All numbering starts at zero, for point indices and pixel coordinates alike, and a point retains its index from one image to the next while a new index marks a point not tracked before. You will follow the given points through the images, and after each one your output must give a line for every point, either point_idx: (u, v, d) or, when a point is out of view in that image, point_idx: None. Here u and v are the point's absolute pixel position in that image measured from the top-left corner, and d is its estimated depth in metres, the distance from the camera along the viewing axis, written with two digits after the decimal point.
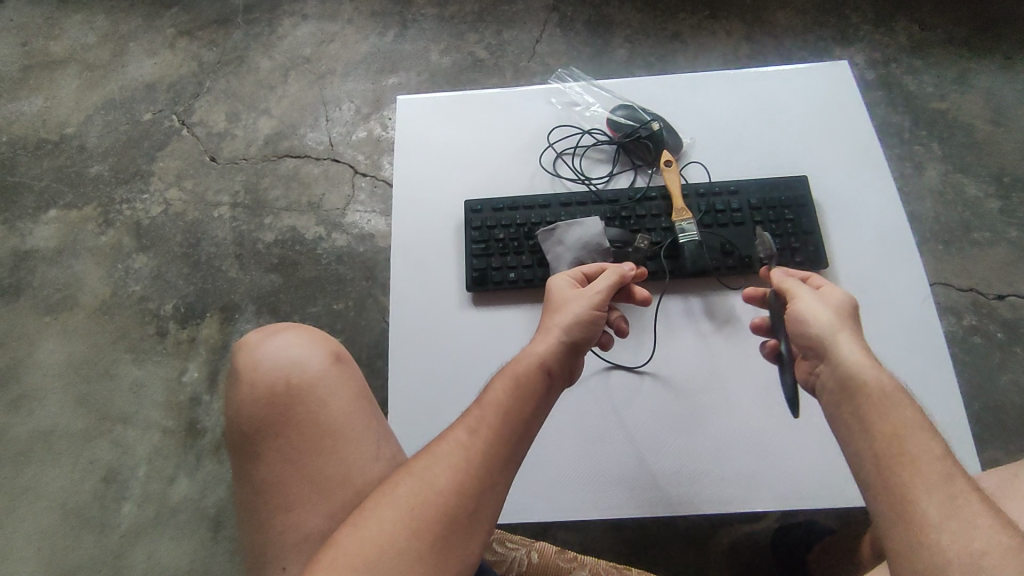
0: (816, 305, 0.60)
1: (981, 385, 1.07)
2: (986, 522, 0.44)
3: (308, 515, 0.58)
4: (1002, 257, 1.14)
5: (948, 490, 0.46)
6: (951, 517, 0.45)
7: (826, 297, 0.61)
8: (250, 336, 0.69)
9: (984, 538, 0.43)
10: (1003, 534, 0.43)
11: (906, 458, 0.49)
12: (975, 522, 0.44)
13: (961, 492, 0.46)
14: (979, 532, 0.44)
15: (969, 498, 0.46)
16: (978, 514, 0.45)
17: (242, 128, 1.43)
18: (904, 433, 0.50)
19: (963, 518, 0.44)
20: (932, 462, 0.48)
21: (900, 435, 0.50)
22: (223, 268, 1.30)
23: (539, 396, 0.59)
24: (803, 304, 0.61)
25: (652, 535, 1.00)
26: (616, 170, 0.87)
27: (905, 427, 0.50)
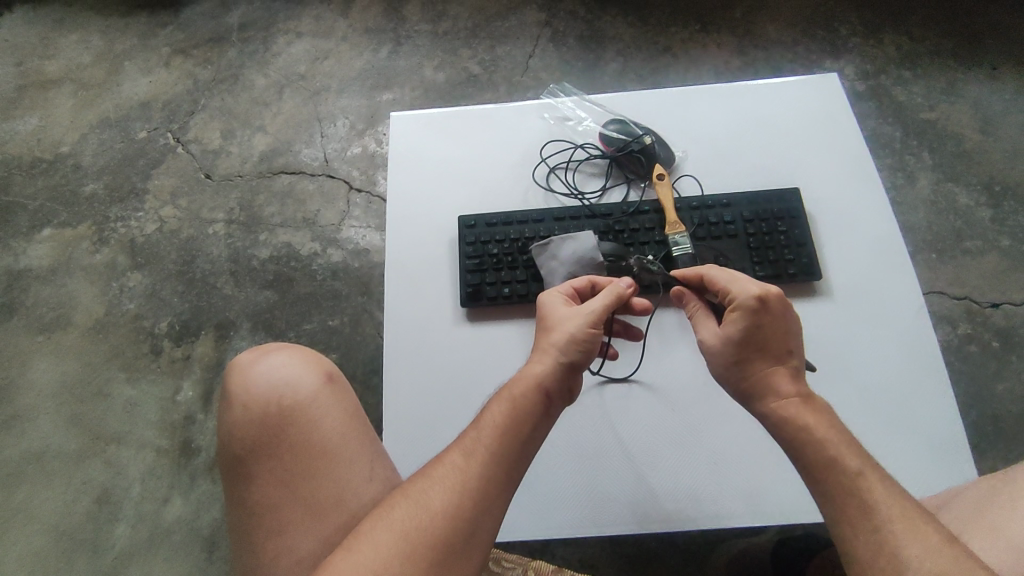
0: (713, 352, 0.62)
1: (978, 393, 1.07)
2: (917, 550, 0.47)
3: (302, 539, 0.58)
4: (994, 266, 1.14)
5: (874, 527, 0.49)
6: (886, 562, 0.47)
7: (723, 332, 0.61)
8: (243, 356, 0.68)
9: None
10: (934, 561, 0.46)
11: (834, 501, 0.51)
12: (908, 557, 0.46)
13: (889, 522, 0.48)
14: (911, 568, 0.46)
15: (898, 527, 0.48)
16: (907, 544, 0.47)
17: (236, 145, 1.43)
18: (825, 472, 0.52)
19: (895, 557, 0.47)
20: (852, 496, 0.50)
21: (824, 477, 0.52)
22: (217, 285, 1.29)
23: (535, 417, 0.58)
24: (707, 353, 0.63)
25: (650, 552, 0.99)
26: (609, 184, 0.87)
27: (827, 464, 0.52)
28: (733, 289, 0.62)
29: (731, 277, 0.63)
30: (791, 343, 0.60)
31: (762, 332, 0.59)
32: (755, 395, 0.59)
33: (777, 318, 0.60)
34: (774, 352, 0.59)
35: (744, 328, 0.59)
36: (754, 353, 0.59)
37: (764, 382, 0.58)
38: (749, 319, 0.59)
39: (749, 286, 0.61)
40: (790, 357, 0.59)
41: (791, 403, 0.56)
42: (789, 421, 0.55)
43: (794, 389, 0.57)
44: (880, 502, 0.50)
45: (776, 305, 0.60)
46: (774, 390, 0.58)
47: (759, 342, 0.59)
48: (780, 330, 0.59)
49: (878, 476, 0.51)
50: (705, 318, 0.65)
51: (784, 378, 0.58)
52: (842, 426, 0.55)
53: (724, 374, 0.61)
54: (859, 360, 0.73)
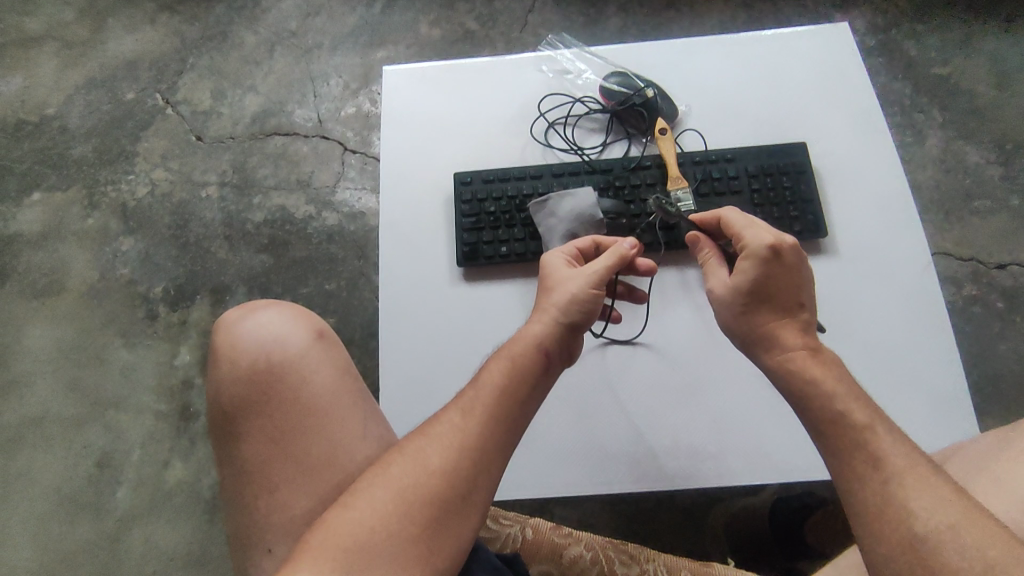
0: (721, 301, 0.60)
1: (980, 354, 1.07)
2: (925, 502, 0.45)
3: (295, 497, 0.57)
4: (1003, 226, 1.12)
5: (882, 480, 0.47)
6: (892, 514, 0.46)
7: (733, 281, 0.60)
8: (231, 314, 0.67)
9: (925, 528, 0.44)
10: (942, 512, 0.45)
11: (841, 457, 0.50)
12: (914, 510, 0.45)
13: (898, 475, 0.47)
14: (919, 519, 0.45)
15: (906, 480, 0.47)
16: (915, 498, 0.46)
17: (227, 106, 1.39)
18: (831, 426, 0.51)
19: (901, 510, 0.46)
20: (859, 449, 0.49)
21: (832, 433, 0.51)
22: (212, 249, 1.27)
23: (534, 376, 0.57)
24: (715, 301, 0.61)
25: (648, 510, 1.00)
26: (609, 140, 0.84)
27: (834, 418, 0.51)
28: (745, 235, 0.60)
29: (749, 223, 0.61)
30: (803, 293, 0.58)
31: (773, 283, 0.57)
32: (761, 346, 0.58)
33: (789, 269, 0.58)
34: (783, 304, 0.58)
35: (754, 279, 0.57)
36: (762, 304, 0.58)
37: (771, 333, 0.57)
38: (762, 268, 0.57)
39: (763, 234, 0.59)
40: (801, 308, 0.57)
41: (798, 355, 0.55)
42: (797, 372, 0.54)
43: (801, 341, 0.56)
44: (888, 455, 0.48)
45: (789, 256, 0.58)
46: (780, 342, 0.57)
47: (766, 294, 0.58)
48: (789, 282, 0.57)
49: (885, 429, 0.50)
50: (717, 266, 0.63)
51: (791, 330, 0.57)
52: (849, 379, 0.54)
53: (730, 322, 0.60)
54: (864, 318, 0.72)
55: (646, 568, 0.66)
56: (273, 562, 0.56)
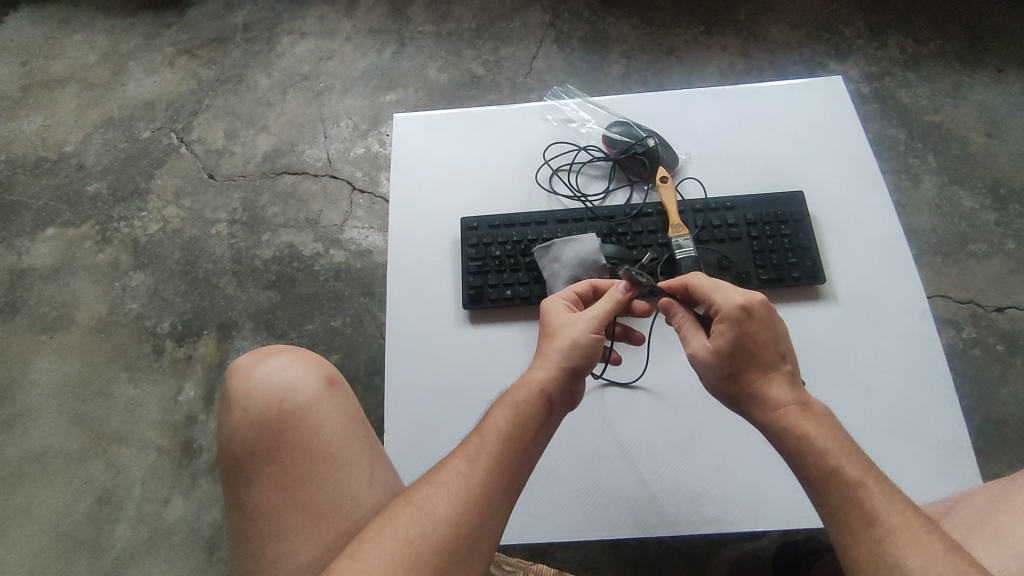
0: (705, 364, 0.61)
1: (982, 397, 1.07)
2: (920, 559, 0.46)
3: (303, 544, 0.57)
4: (999, 270, 1.14)
5: (877, 537, 0.48)
6: (888, 571, 0.47)
7: (713, 344, 0.60)
8: (243, 359, 0.68)
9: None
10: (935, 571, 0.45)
11: (835, 513, 0.51)
12: (909, 568, 0.46)
13: (891, 532, 0.48)
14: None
15: (899, 537, 0.48)
16: (911, 555, 0.47)
17: (239, 145, 1.43)
18: (826, 483, 0.52)
19: (898, 569, 0.46)
20: (854, 505, 0.50)
21: (825, 488, 0.52)
22: (220, 285, 1.29)
23: (538, 424, 0.58)
24: (699, 365, 0.62)
25: (651, 555, 0.99)
26: (612, 187, 0.87)
27: (825, 473, 0.52)
28: (716, 298, 0.61)
29: (715, 285, 0.63)
30: (781, 348, 0.59)
31: (751, 340, 0.58)
32: (751, 403, 0.58)
33: (764, 324, 0.59)
34: (766, 358, 0.58)
35: (733, 338, 0.59)
36: (746, 362, 0.58)
37: (760, 389, 0.57)
38: (734, 330, 0.59)
39: (733, 296, 0.60)
40: (783, 362, 0.58)
41: (789, 411, 0.56)
42: (787, 430, 0.55)
43: (791, 396, 0.57)
44: (880, 511, 0.49)
45: (761, 313, 0.59)
46: (770, 397, 0.57)
47: (749, 351, 0.58)
48: (767, 336, 0.58)
49: (877, 485, 0.51)
50: (693, 329, 0.64)
51: (778, 385, 0.57)
52: (840, 432, 0.55)
53: (718, 384, 0.60)
54: (864, 364, 0.73)
55: None
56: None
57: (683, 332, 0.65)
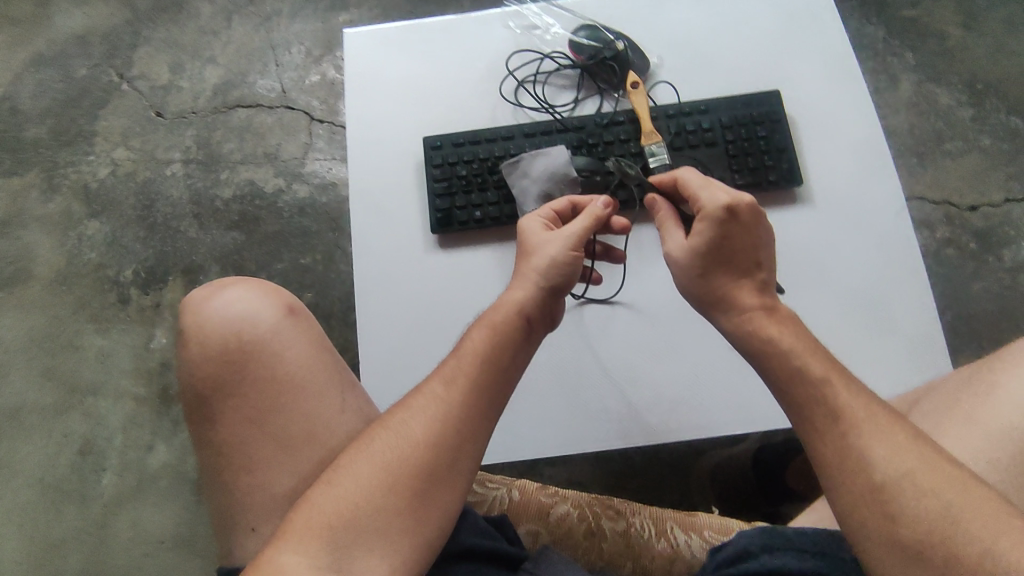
0: (678, 264, 0.60)
1: (953, 296, 1.09)
2: (884, 450, 0.47)
3: (277, 476, 0.57)
4: (974, 168, 1.13)
5: (842, 433, 0.48)
6: (851, 463, 0.47)
7: (689, 245, 0.59)
8: (198, 292, 0.65)
9: (885, 476, 0.46)
10: (899, 460, 0.46)
11: (800, 410, 0.51)
12: (873, 459, 0.46)
13: (856, 426, 0.48)
14: (877, 469, 0.46)
15: (864, 429, 0.48)
16: (875, 446, 0.47)
17: (186, 79, 1.33)
18: (789, 382, 0.52)
19: (861, 460, 0.47)
20: (819, 403, 0.50)
21: (789, 388, 0.52)
22: (181, 229, 1.24)
23: (516, 343, 0.56)
24: (671, 264, 0.61)
25: (635, 466, 1.02)
26: (581, 96, 0.82)
27: (794, 373, 0.52)
28: (701, 196, 0.59)
29: (704, 182, 0.59)
30: (760, 254, 0.57)
31: (729, 243, 0.57)
32: (717, 307, 0.58)
33: (746, 229, 0.57)
34: (740, 264, 0.57)
35: (711, 241, 0.57)
36: (719, 266, 0.57)
37: (728, 294, 0.57)
38: (716, 232, 0.57)
39: (719, 193, 0.58)
40: (758, 268, 0.57)
41: (754, 315, 0.55)
42: (754, 334, 0.55)
43: (758, 301, 0.56)
44: (845, 408, 0.49)
45: (746, 217, 0.57)
46: (738, 301, 0.56)
47: (725, 256, 0.57)
48: (746, 244, 0.57)
49: (841, 381, 0.51)
50: (673, 228, 0.62)
51: (747, 292, 0.57)
52: (807, 335, 0.54)
53: (687, 284, 0.59)
54: (841, 265, 0.72)
55: (632, 522, 0.66)
56: (257, 540, 0.56)
57: (662, 229, 0.63)
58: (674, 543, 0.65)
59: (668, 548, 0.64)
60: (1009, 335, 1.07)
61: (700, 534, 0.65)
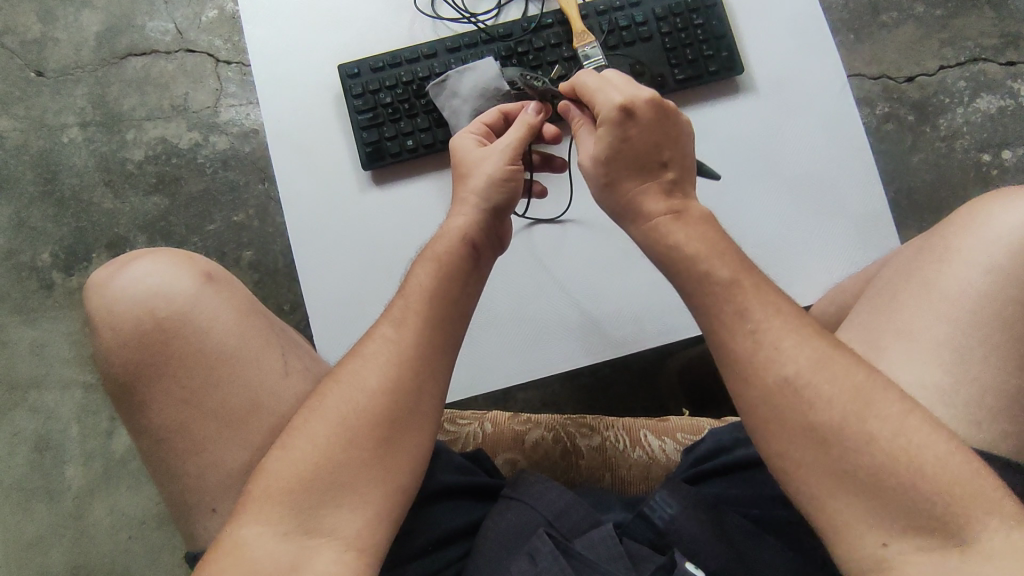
0: (586, 174, 0.56)
1: (895, 171, 1.11)
2: (791, 344, 0.47)
3: (229, 451, 0.54)
4: (910, 37, 1.12)
5: (751, 330, 0.48)
6: (763, 361, 0.47)
7: (592, 152, 0.55)
8: (100, 274, 0.59)
9: (793, 369, 0.46)
10: (804, 353, 0.47)
11: (708, 312, 0.49)
12: (783, 351, 0.47)
13: (765, 322, 0.48)
14: (785, 364, 0.47)
15: (772, 326, 0.48)
16: (784, 341, 0.47)
17: (63, 29, 1.17)
18: (695, 288, 0.50)
19: (771, 354, 0.47)
20: (730, 300, 0.49)
21: (694, 294, 0.50)
22: (94, 200, 1.14)
23: (464, 273, 0.54)
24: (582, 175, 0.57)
25: (605, 377, 1.03)
26: (505, 1, 0.75)
27: (700, 278, 0.50)
28: (598, 100, 0.54)
29: (602, 84, 0.55)
30: (664, 153, 0.53)
31: (629, 144, 0.53)
32: (625, 214, 0.54)
33: (645, 128, 0.53)
34: (645, 165, 0.53)
35: (609, 144, 0.53)
36: (623, 170, 0.53)
37: (634, 199, 0.53)
38: (613, 133, 0.53)
39: (614, 94, 0.54)
40: (663, 169, 0.53)
41: (660, 222, 0.52)
42: (660, 240, 0.52)
43: (664, 207, 0.52)
44: (753, 308, 0.48)
45: (643, 112, 0.52)
46: (644, 209, 0.53)
47: (626, 157, 0.53)
48: (646, 142, 0.53)
49: (750, 280, 0.49)
50: (584, 137, 0.57)
51: (653, 197, 0.53)
52: (717, 236, 0.52)
53: (595, 194, 0.55)
54: (788, 153, 0.71)
55: (607, 435, 0.67)
56: (219, 520, 0.54)
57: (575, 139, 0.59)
58: (649, 450, 0.66)
59: (644, 456, 0.66)
60: (946, 203, 1.10)
61: (674, 437, 0.67)
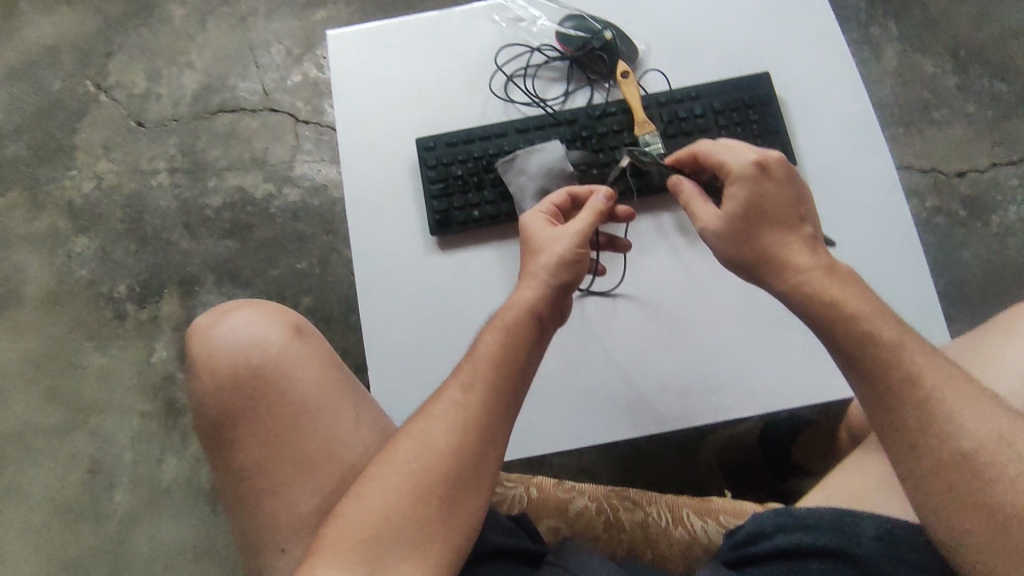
0: (718, 233, 0.59)
1: (945, 264, 1.11)
2: (970, 415, 0.47)
3: (300, 494, 0.58)
4: (959, 135, 1.14)
5: (924, 395, 0.48)
6: (939, 427, 0.47)
7: (724, 211, 0.59)
8: (200, 320, 0.65)
9: (974, 440, 0.46)
10: (987, 423, 0.47)
11: (873, 374, 0.50)
12: (961, 421, 0.47)
13: (937, 389, 0.48)
14: (963, 432, 0.47)
15: (941, 394, 0.48)
16: (962, 410, 0.47)
17: (165, 86, 1.30)
18: (861, 348, 0.51)
19: (948, 422, 0.47)
20: (898, 365, 0.49)
21: (860, 353, 0.51)
22: (172, 240, 1.23)
23: (531, 343, 0.57)
24: (709, 236, 0.60)
25: (642, 449, 1.04)
26: (572, 89, 0.82)
27: (864, 340, 0.51)
28: (728, 160, 0.60)
29: (725, 148, 0.61)
30: (801, 209, 0.58)
31: (765, 199, 0.57)
32: (772, 269, 0.56)
33: (779, 183, 0.58)
34: (785, 218, 0.57)
35: (748, 199, 0.58)
36: (764, 224, 0.57)
37: (781, 253, 0.56)
38: (749, 189, 0.58)
39: (745, 155, 0.60)
40: (803, 223, 0.57)
41: (814, 275, 0.54)
42: (819, 296, 0.53)
43: (813, 260, 0.55)
44: (924, 374, 0.49)
45: (778, 170, 0.58)
46: (794, 262, 0.55)
47: (766, 211, 0.57)
48: (783, 195, 0.57)
49: (916, 345, 0.50)
50: (702, 203, 0.62)
51: (800, 249, 0.56)
52: (871, 295, 0.54)
53: (734, 251, 0.58)
54: (839, 244, 0.73)
55: (649, 511, 0.67)
56: (289, 560, 0.57)
57: (688, 207, 0.63)
58: (691, 530, 0.66)
59: (686, 535, 0.66)
60: (999, 299, 1.09)
61: (716, 518, 0.66)
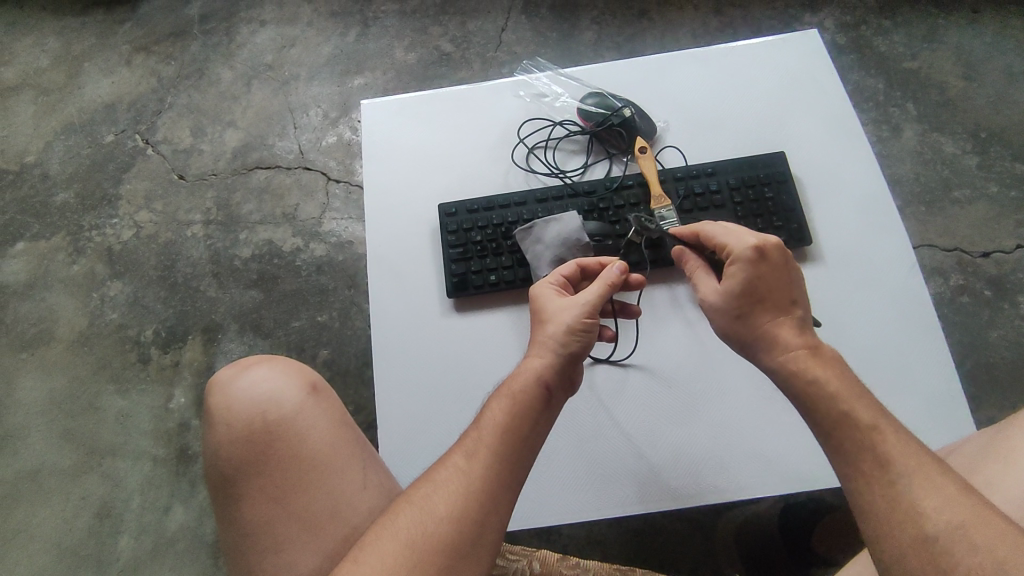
0: (712, 308, 0.60)
1: (973, 344, 1.08)
2: (935, 501, 0.45)
3: (301, 556, 0.57)
4: (982, 215, 1.14)
5: (890, 480, 0.47)
6: (901, 513, 0.45)
7: (722, 288, 0.60)
8: (222, 373, 0.67)
9: (935, 527, 0.44)
10: (951, 511, 0.44)
11: (846, 459, 0.50)
12: (922, 508, 0.45)
13: (902, 473, 0.47)
14: (926, 519, 0.44)
15: (912, 479, 0.46)
16: (925, 496, 0.45)
17: (208, 143, 1.38)
18: (836, 433, 0.50)
19: (912, 509, 0.45)
20: (868, 450, 0.49)
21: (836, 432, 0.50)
22: (200, 288, 1.27)
23: (538, 411, 0.57)
24: (706, 309, 0.61)
25: (655, 523, 1.00)
26: (591, 161, 0.85)
27: (837, 422, 0.51)
28: (730, 242, 0.60)
29: (728, 230, 0.62)
30: (796, 292, 0.58)
31: (762, 283, 0.57)
32: (762, 346, 0.57)
33: (778, 269, 0.58)
34: (777, 302, 0.57)
35: (746, 282, 0.57)
36: (756, 307, 0.57)
37: (770, 332, 0.56)
38: (748, 271, 0.57)
39: (748, 236, 0.60)
40: (795, 306, 0.57)
41: (798, 355, 0.55)
42: (800, 376, 0.54)
43: (800, 340, 0.56)
44: (895, 456, 0.48)
45: (776, 256, 0.58)
46: (782, 341, 0.56)
47: (760, 294, 0.57)
48: (780, 281, 0.57)
49: (890, 429, 0.49)
50: (705, 276, 0.63)
51: (789, 329, 0.56)
52: (852, 376, 0.53)
53: (726, 326, 0.59)
54: (855, 323, 0.73)
55: None
56: None
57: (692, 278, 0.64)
58: None
59: None
60: None
61: None
